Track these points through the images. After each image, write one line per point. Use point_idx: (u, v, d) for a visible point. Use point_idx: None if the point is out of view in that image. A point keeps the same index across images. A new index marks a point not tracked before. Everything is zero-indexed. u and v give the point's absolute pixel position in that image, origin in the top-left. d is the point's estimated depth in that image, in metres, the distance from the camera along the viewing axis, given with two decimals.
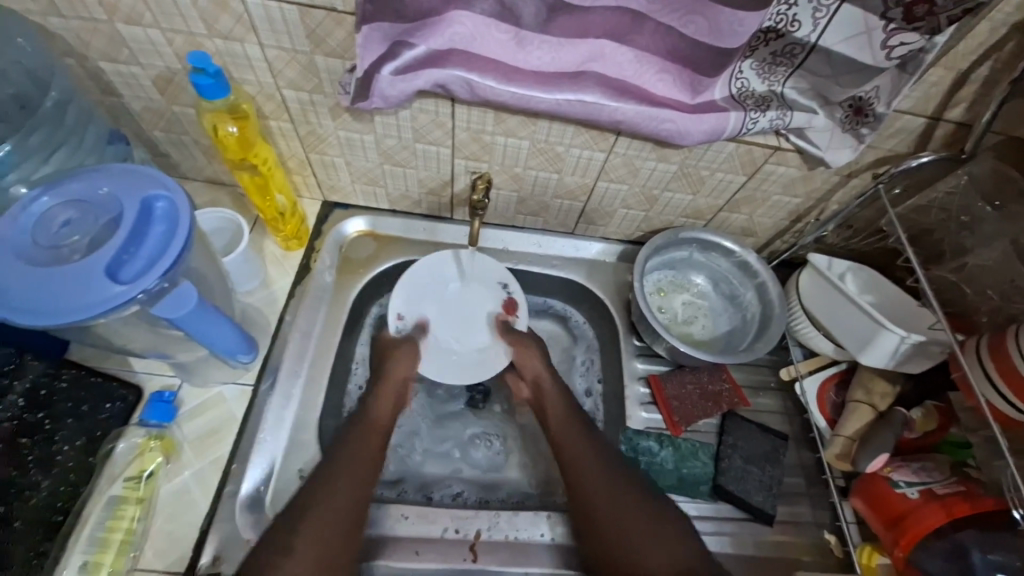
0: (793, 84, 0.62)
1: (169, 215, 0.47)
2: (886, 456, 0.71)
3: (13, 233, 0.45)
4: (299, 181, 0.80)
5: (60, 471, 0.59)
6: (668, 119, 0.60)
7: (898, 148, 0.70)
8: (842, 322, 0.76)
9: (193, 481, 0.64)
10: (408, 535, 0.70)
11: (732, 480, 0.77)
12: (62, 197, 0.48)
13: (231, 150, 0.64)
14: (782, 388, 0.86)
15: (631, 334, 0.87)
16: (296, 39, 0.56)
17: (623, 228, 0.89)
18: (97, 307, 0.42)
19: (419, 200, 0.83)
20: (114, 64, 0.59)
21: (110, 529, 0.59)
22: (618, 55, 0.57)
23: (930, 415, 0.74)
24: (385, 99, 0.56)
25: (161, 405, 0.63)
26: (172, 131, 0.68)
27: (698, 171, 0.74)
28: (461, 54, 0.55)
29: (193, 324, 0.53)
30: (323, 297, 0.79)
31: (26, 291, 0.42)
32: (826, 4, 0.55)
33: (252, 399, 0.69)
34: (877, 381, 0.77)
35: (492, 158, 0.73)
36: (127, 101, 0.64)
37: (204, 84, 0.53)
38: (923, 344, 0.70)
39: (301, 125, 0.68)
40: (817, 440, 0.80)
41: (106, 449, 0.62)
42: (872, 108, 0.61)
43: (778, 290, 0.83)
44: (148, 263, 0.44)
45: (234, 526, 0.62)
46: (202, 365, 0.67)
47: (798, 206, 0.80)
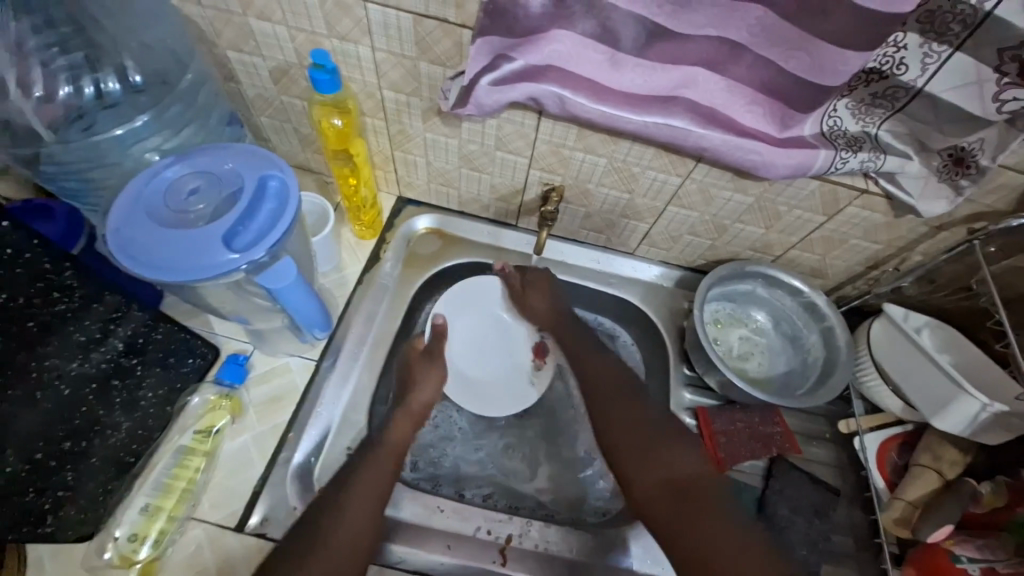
0: (890, 127, 0.60)
1: (280, 194, 0.51)
2: (949, 528, 0.68)
3: (148, 196, 0.50)
4: (380, 175, 0.84)
5: (140, 415, 0.63)
6: (755, 151, 0.59)
7: (997, 205, 0.66)
8: (914, 379, 0.73)
9: (253, 443, 0.68)
10: (441, 529, 0.72)
11: (774, 528, 0.74)
12: (191, 167, 0.52)
13: (330, 141, 0.70)
14: (837, 440, 0.82)
15: (683, 362, 0.86)
16: (405, 45, 0.59)
17: (686, 255, 0.88)
18: (211, 271, 0.46)
19: (488, 205, 0.86)
20: (239, 54, 0.64)
21: (175, 476, 0.63)
22: (711, 83, 0.57)
23: (999, 492, 0.68)
24: (480, 108, 0.59)
25: (234, 367, 0.68)
26: (277, 118, 0.74)
27: (775, 206, 0.73)
28: (558, 71, 0.57)
29: (287, 297, 0.56)
30: (388, 288, 0.82)
31: (155, 249, 0.47)
32: (938, 51, 0.53)
33: (313, 374, 0.73)
34: (947, 448, 0.73)
35: (568, 172, 0.75)
36: (243, 88, 0.69)
37: (321, 79, 0.58)
38: (1007, 415, 0.65)
39: (392, 124, 0.72)
40: (873, 500, 0.76)
41: (182, 401, 0.68)
42: (975, 160, 0.59)
43: (846, 337, 0.80)
44: (258, 235, 0.48)
45: (285, 491, 0.66)
46: (273, 334, 0.72)
47: (877, 252, 0.77)
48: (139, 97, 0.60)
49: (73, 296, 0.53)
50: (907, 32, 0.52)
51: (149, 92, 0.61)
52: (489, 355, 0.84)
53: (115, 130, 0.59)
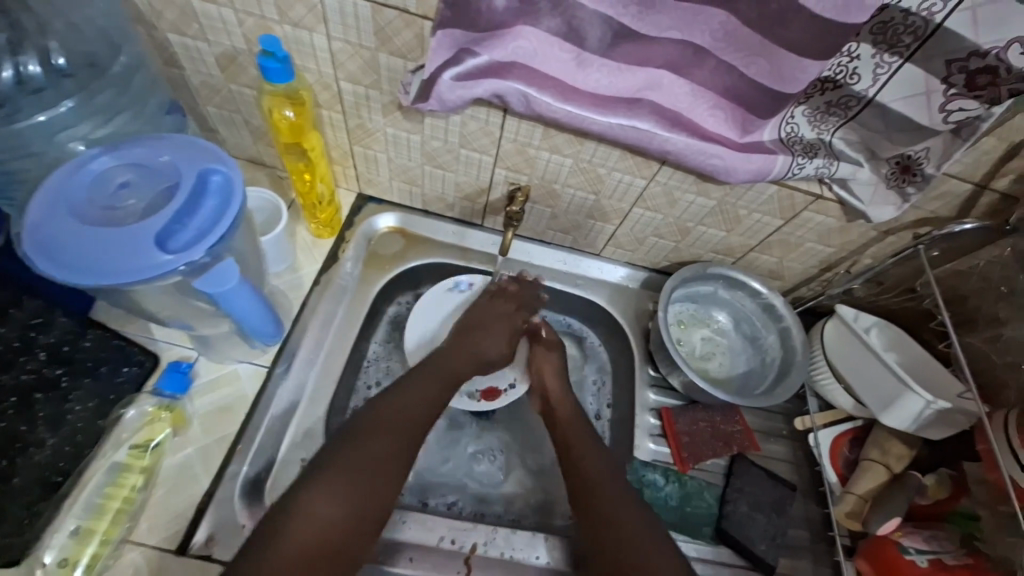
0: (843, 135, 0.62)
1: (223, 190, 0.47)
2: (898, 520, 0.71)
3: (70, 189, 0.46)
4: (339, 172, 0.80)
5: (67, 431, 0.58)
6: (716, 155, 0.60)
7: (941, 211, 0.69)
8: (864, 378, 0.75)
9: (198, 456, 0.64)
10: (404, 539, 0.69)
11: (735, 525, 0.75)
12: (121, 159, 0.48)
13: (282, 134, 0.66)
14: (793, 437, 0.85)
15: (647, 363, 0.86)
16: (363, 35, 0.57)
17: (650, 256, 0.88)
18: (143, 272, 0.42)
19: (452, 204, 0.84)
20: (181, 37, 0.60)
21: (109, 496, 0.58)
22: (675, 87, 0.57)
23: (942, 482, 0.72)
24: (442, 104, 0.57)
25: (176, 375, 0.63)
26: (225, 108, 0.69)
27: (736, 210, 0.74)
28: (522, 68, 0.56)
29: (229, 301, 0.53)
30: (346, 289, 0.79)
31: (77, 248, 0.43)
32: (889, 62, 0.55)
33: (265, 380, 0.69)
34: (894, 443, 0.76)
35: (533, 171, 0.74)
36: (187, 75, 0.65)
37: (271, 67, 0.54)
38: (948, 411, 0.69)
39: (351, 118, 0.69)
40: (826, 494, 0.79)
41: (116, 414, 0.62)
42: (921, 168, 0.61)
43: (801, 337, 0.82)
44: (198, 235, 0.44)
45: (233, 507, 0.62)
46: (222, 341, 0.67)
47: (830, 255, 0.79)
48: (63, 81, 0.55)
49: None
50: (859, 44, 0.54)
51: (76, 76, 0.55)
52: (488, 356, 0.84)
53: (39, 117, 0.54)
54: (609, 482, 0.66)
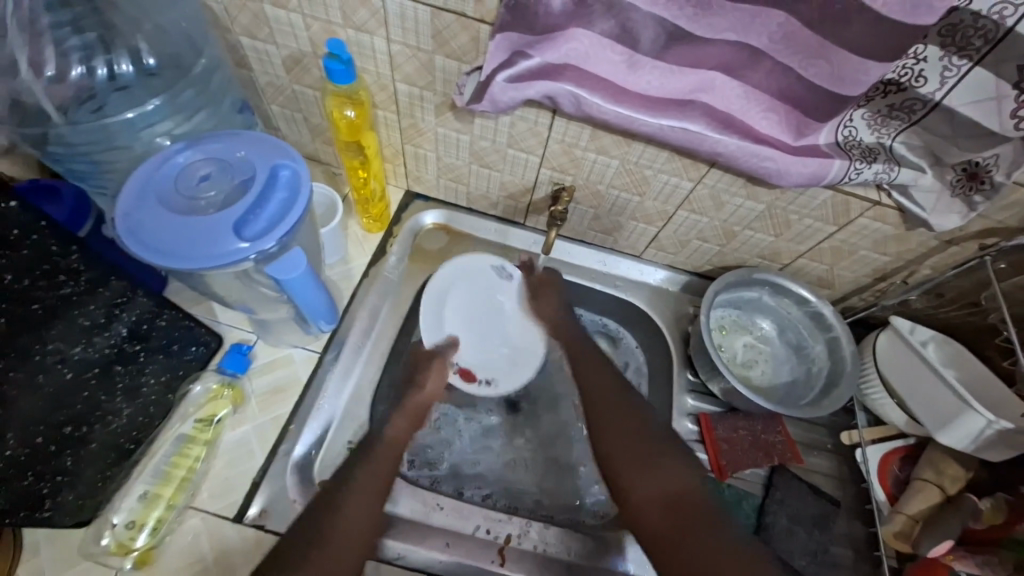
0: (905, 139, 0.60)
1: (292, 183, 0.50)
2: (950, 543, 0.68)
3: (157, 180, 0.50)
4: (389, 169, 0.83)
5: (141, 402, 0.63)
6: (769, 158, 0.59)
7: (1010, 221, 0.66)
8: (919, 393, 0.72)
9: (254, 434, 0.68)
10: (440, 526, 0.71)
11: (774, 538, 0.74)
12: (203, 153, 0.52)
13: (342, 132, 0.69)
14: (838, 450, 0.82)
15: (686, 367, 0.85)
16: (421, 38, 0.59)
17: (693, 260, 0.87)
18: (221, 258, 0.46)
19: (497, 202, 0.85)
20: (252, 40, 0.64)
21: (174, 464, 0.63)
22: (728, 89, 0.57)
23: (999, 507, 0.68)
24: (494, 104, 0.58)
25: (237, 357, 0.68)
26: (288, 107, 0.73)
27: (786, 214, 0.72)
28: (574, 69, 0.56)
29: (295, 288, 0.56)
30: (392, 282, 0.82)
31: (163, 234, 0.46)
32: (956, 65, 0.52)
33: (316, 366, 0.73)
34: (949, 463, 0.72)
35: (579, 172, 0.74)
36: (255, 76, 0.69)
37: (335, 69, 0.57)
38: (1011, 432, 0.65)
39: (404, 117, 0.72)
40: (873, 513, 0.76)
41: (184, 390, 0.68)
42: (989, 176, 0.58)
43: (851, 348, 0.79)
44: (269, 224, 0.47)
45: (283, 484, 0.66)
46: (279, 327, 0.71)
47: (885, 264, 0.77)
48: (147, 80, 0.59)
49: (78, 279, 0.53)
50: (926, 45, 0.52)
51: (163, 76, 0.60)
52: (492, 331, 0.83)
53: (127, 114, 0.58)
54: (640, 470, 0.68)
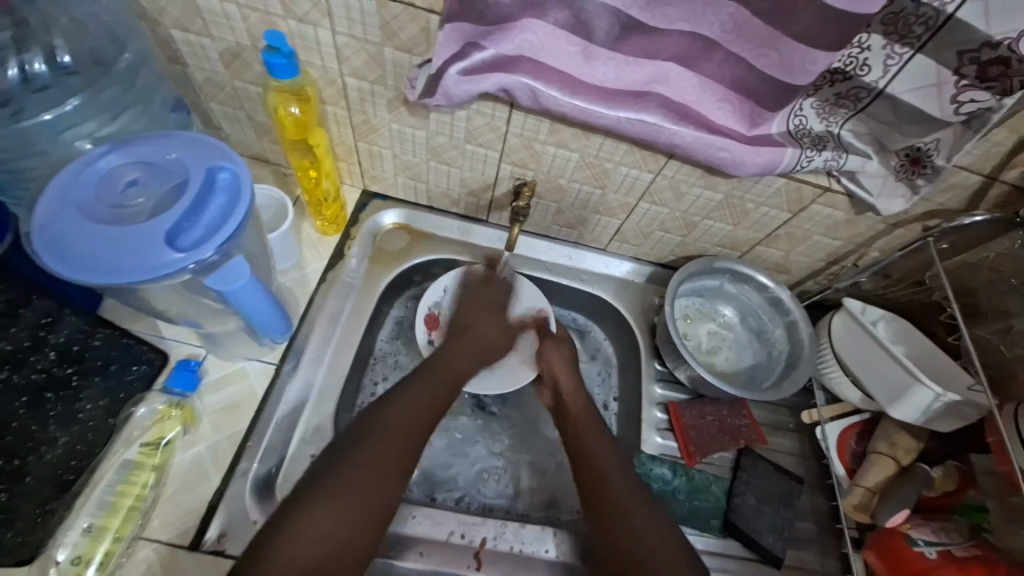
0: (852, 127, 0.62)
1: (231, 187, 0.47)
2: (906, 512, 0.71)
3: (77, 188, 0.45)
4: (343, 168, 0.80)
5: (79, 429, 0.58)
6: (724, 148, 0.59)
7: (950, 203, 0.69)
8: (872, 371, 0.75)
9: (208, 454, 0.64)
10: (413, 534, 0.69)
11: (743, 519, 0.76)
12: (130, 157, 0.48)
13: (288, 131, 0.65)
14: (800, 430, 0.85)
15: (654, 357, 0.86)
16: (368, 30, 0.56)
17: (656, 251, 0.88)
18: (153, 271, 0.42)
19: (458, 200, 0.83)
20: (185, 33, 0.59)
21: (121, 494, 0.59)
22: (683, 79, 0.57)
23: (949, 475, 0.73)
24: (448, 98, 0.57)
25: (185, 374, 0.63)
26: (229, 105, 0.69)
27: (743, 203, 0.73)
28: (529, 61, 0.55)
29: (239, 298, 0.53)
30: (352, 286, 0.79)
31: (85, 246, 0.43)
32: (899, 53, 0.54)
33: (273, 378, 0.69)
34: (901, 435, 0.76)
35: (540, 167, 0.73)
36: (191, 72, 0.64)
37: (277, 63, 0.54)
38: (957, 403, 0.69)
39: (356, 114, 0.69)
40: (834, 487, 0.79)
41: (127, 412, 0.62)
42: (930, 160, 0.60)
43: (808, 330, 0.82)
44: (207, 232, 0.44)
45: (243, 504, 0.62)
46: (230, 339, 0.67)
47: (838, 248, 0.79)
48: (68, 79, 0.55)
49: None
50: (870, 34, 0.54)
51: (83, 74, 0.55)
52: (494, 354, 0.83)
53: (44, 117, 0.53)
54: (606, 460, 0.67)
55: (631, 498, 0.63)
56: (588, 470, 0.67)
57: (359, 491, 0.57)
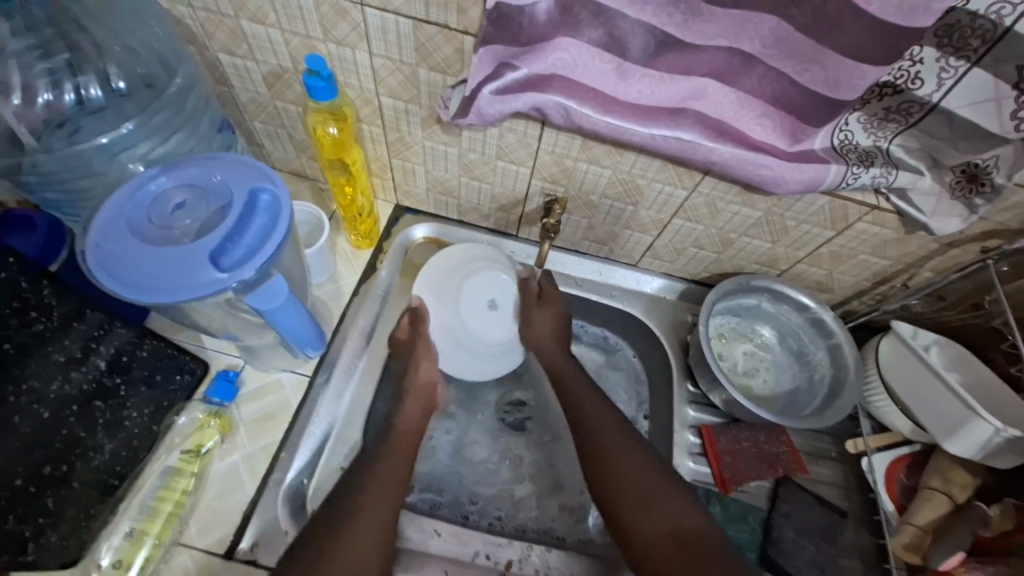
0: (902, 142, 0.59)
1: (272, 208, 0.48)
2: (961, 555, 0.67)
3: (131, 209, 0.47)
4: (377, 183, 0.81)
5: (124, 436, 0.60)
6: (766, 165, 0.57)
7: (1011, 223, 0.64)
8: (924, 400, 0.71)
9: (244, 463, 0.65)
10: (438, 553, 0.69)
11: (781, 552, 0.73)
12: (179, 179, 0.50)
13: (326, 149, 0.67)
14: (844, 460, 0.81)
15: (686, 378, 0.84)
16: (404, 51, 0.57)
17: (689, 268, 0.86)
18: (197, 291, 0.44)
19: (488, 214, 0.84)
20: (231, 57, 0.62)
21: (161, 498, 0.60)
22: (721, 95, 0.55)
23: (1007, 514, 0.66)
24: (481, 117, 0.57)
25: (223, 384, 0.65)
26: (271, 124, 0.72)
27: (784, 221, 0.71)
28: (563, 80, 0.55)
29: (278, 317, 0.54)
30: (384, 298, 0.80)
31: (135, 265, 0.44)
32: (954, 66, 0.51)
33: (306, 390, 0.70)
34: (957, 470, 0.71)
35: (571, 183, 0.73)
36: (236, 93, 0.67)
37: (316, 85, 0.55)
38: (1018, 441, 0.64)
39: (390, 131, 0.70)
40: (882, 524, 0.75)
41: (168, 421, 0.64)
42: (989, 178, 0.57)
43: (853, 355, 0.77)
44: (248, 253, 0.45)
45: (273, 515, 0.63)
46: (267, 351, 0.69)
47: (885, 268, 0.75)
48: (124, 103, 0.58)
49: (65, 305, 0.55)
50: (923, 47, 0.51)
51: (135, 99, 0.58)
52: (453, 355, 0.80)
53: (101, 139, 0.56)
54: (611, 432, 0.69)
55: (649, 471, 0.65)
56: (602, 467, 0.67)
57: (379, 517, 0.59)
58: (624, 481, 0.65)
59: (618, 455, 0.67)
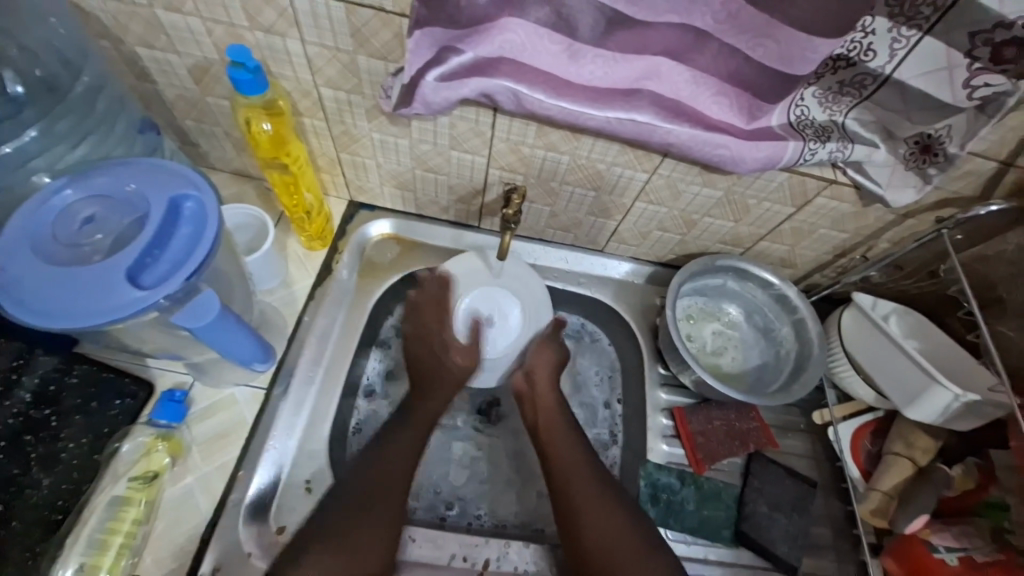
0: (857, 115, 0.58)
1: (197, 216, 0.45)
2: (926, 518, 0.69)
3: (32, 226, 0.43)
4: (327, 179, 0.77)
5: (63, 469, 0.57)
6: (723, 145, 0.56)
7: (963, 191, 0.65)
8: (886, 369, 0.72)
9: (199, 486, 0.62)
10: (413, 560, 0.68)
11: (755, 527, 0.73)
12: (86, 191, 0.46)
13: (263, 148, 0.62)
14: (812, 431, 0.82)
15: (657, 361, 0.83)
16: (339, 38, 0.53)
17: (655, 250, 0.85)
18: (113, 311, 0.40)
19: (447, 207, 0.80)
20: (150, 50, 0.57)
21: (110, 531, 0.56)
22: (675, 74, 0.53)
23: (969, 473, 0.69)
24: (427, 106, 0.54)
25: (171, 405, 0.61)
26: (203, 121, 0.67)
27: (744, 199, 0.70)
28: (510, 63, 0.52)
29: (212, 333, 0.50)
30: (344, 298, 0.77)
31: (42, 288, 0.40)
32: (906, 36, 0.50)
33: (264, 404, 0.67)
34: (919, 435, 0.73)
35: (530, 170, 0.70)
36: (160, 88, 0.62)
37: (242, 79, 0.51)
38: (978, 403, 0.65)
39: (335, 124, 0.66)
40: (849, 491, 0.76)
41: (111, 448, 0.60)
42: (942, 148, 0.57)
43: (817, 328, 0.78)
44: (172, 267, 0.42)
45: (235, 538, 0.60)
46: (215, 367, 0.65)
47: (844, 241, 0.76)
48: (23, 111, 0.52)
49: None
50: (875, 17, 0.50)
51: (36, 104, 0.53)
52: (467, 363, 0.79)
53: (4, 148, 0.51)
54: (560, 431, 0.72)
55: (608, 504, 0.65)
56: (566, 503, 0.66)
57: (379, 521, 0.60)
58: (586, 521, 0.64)
59: (585, 493, 0.66)
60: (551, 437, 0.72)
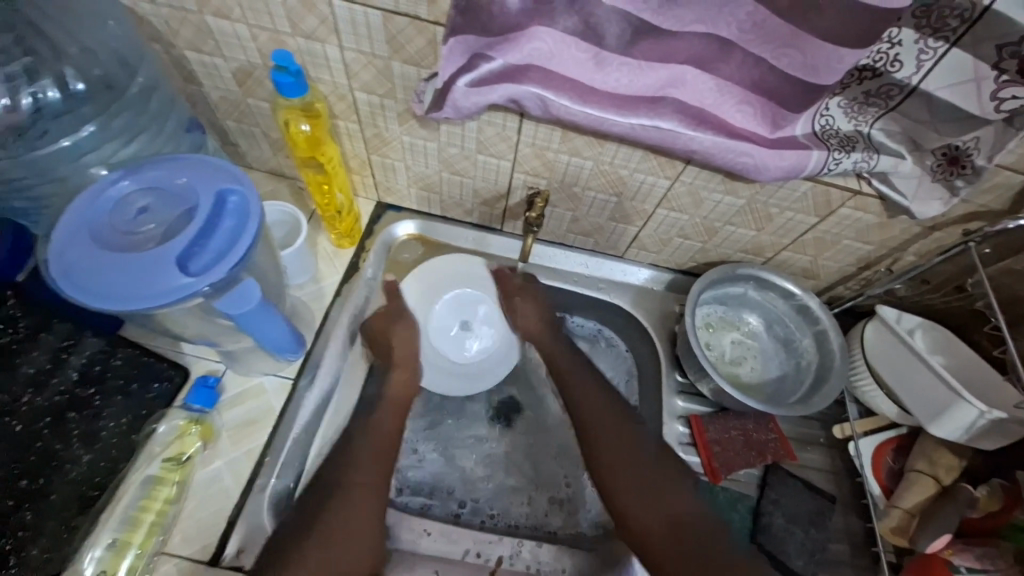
0: (883, 126, 0.58)
1: (241, 210, 0.47)
2: (949, 537, 0.67)
3: (91, 215, 0.46)
4: (357, 180, 0.80)
5: (102, 446, 0.60)
6: (746, 153, 0.57)
7: (992, 205, 0.64)
8: (910, 384, 0.71)
9: (227, 470, 0.64)
10: (429, 553, 0.69)
11: (771, 539, 0.73)
12: (141, 183, 0.49)
13: (300, 147, 0.65)
14: (832, 445, 0.81)
15: (675, 368, 0.83)
16: (376, 44, 0.56)
17: (676, 258, 0.85)
18: (163, 296, 0.43)
19: (471, 210, 0.82)
20: (199, 54, 0.60)
21: (143, 508, 0.59)
22: (700, 82, 0.54)
23: (994, 494, 0.68)
24: (457, 110, 0.56)
25: (204, 391, 0.64)
26: (244, 122, 0.70)
27: (767, 208, 0.70)
28: (539, 70, 0.54)
29: (250, 321, 0.53)
30: (369, 296, 0.79)
31: (100, 272, 0.43)
32: (933, 47, 0.51)
33: (290, 394, 0.69)
34: (943, 452, 0.71)
35: (553, 175, 0.72)
36: (206, 91, 0.66)
37: (285, 82, 0.54)
38: (1004, 421, 0.64)
39: (367, 127, 0.68)
40: (869, 508, 0.75)
41: (148, 429, 0.63)
42: (970, 160, 0.56)
43: (840, 340, 0.77)
44: (216, 256, 0.44)
45: (258, 522, 0.62)
46: (247, 355, 0.67)
47: (869, 253, 0.75)
48: (82, 108, 0.56)
49: (17, 327, 0.56)
50: (901, 28, 0.50)
51: (95, 100, 0.57)
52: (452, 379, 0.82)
53: (63, 142, 0.55)
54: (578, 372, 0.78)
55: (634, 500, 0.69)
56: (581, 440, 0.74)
57: (366, 505, 0.65)
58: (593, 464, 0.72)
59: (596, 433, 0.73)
60: (594, 433, 0.74)
